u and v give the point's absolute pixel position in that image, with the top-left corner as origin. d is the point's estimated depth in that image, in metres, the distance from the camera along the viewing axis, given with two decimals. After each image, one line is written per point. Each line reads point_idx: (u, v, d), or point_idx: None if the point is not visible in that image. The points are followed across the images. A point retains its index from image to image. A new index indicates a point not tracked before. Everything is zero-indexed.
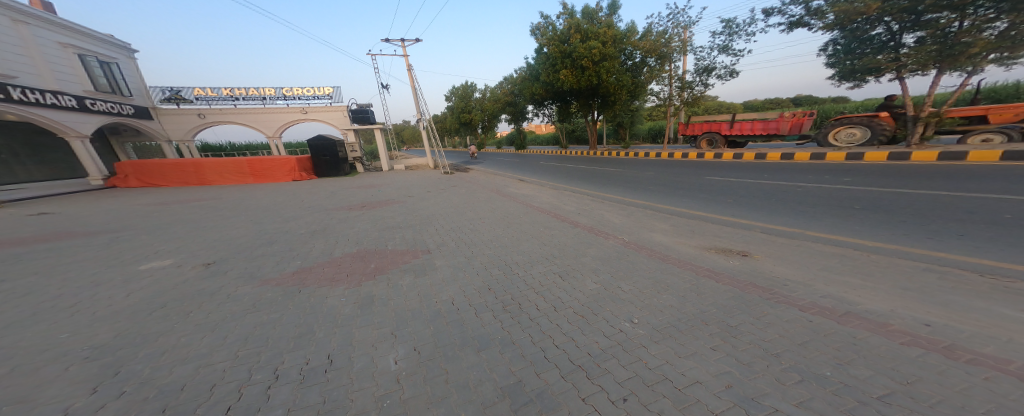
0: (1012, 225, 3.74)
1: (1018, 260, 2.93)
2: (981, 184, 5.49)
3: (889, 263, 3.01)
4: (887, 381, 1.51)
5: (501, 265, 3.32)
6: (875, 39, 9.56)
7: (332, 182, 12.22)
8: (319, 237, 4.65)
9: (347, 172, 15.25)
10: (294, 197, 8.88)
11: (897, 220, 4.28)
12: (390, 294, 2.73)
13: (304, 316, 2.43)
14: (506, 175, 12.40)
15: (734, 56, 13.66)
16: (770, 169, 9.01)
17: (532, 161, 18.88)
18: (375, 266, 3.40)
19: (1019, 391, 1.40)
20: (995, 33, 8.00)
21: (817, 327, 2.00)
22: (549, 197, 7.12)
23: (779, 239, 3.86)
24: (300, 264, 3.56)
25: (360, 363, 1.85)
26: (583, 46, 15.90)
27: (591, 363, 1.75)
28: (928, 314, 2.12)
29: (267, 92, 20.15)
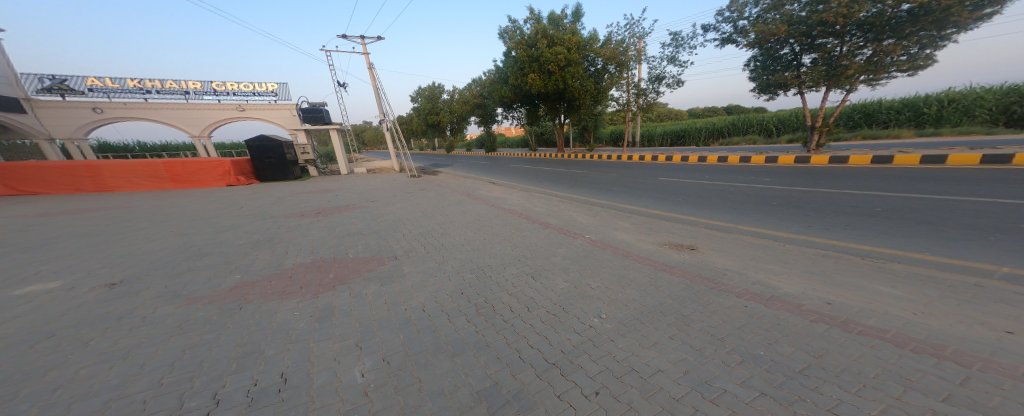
0: (892, 215, 4.47)
1: (893, 244, 3.52)
2: (874, 183, 6.49)
3: (805, 251, 3.44)
4: (804, 355, 1.72)
5: (473, 268, 3.28)
6: (784, 59, 10.92)
7: (279, 187, 11.28)
8: (261, 247, 4.25)
9: (297, 176, 14.15)
10: (231, 204, 8.05)
11: (811, 213, 4.91)
12: (353, 304, 2.58)
13: (247, 334, 2.20)
14: (476, 178, 12.33)
15: (680, 66, 14.91)
16: (715, 171, 9.91)
17: (501, 163, 18.92)
18: (333, 276, 3.18)
19: (895, 356, 1.68)
20: (864, 58, 9.59)
21: (752, 311, 2.24)
22: (519, 199, 7.20)
23: (719, 234, 4.25)
24: (239, 279, 3.21)
25: (321, 379, 1.72)
26: (549, 51, 16.31)
27: (564, 360, 1.79)
28: (830, 294, 2.47)
29: (192, 86, 18.05)
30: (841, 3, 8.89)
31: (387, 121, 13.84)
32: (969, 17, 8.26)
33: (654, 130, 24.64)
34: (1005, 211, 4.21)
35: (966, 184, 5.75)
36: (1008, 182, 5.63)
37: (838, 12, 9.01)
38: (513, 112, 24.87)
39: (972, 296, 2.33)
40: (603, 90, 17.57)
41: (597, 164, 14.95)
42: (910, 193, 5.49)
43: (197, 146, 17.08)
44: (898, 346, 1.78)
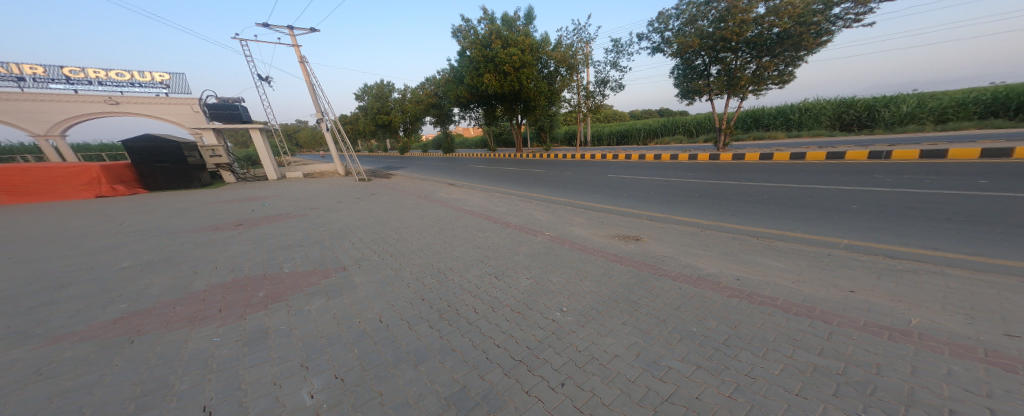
0: (784, 201, 5.39)
1: (783, 225, 4.25)
2: (775, 175, 7.74)
3: (721, 235, 3.99)
4: (725, 328, 1.99)
5: (432, 272, 3.16)
6: (698, 68, 12.42)
7: (186, 196, 9.59)
8: (159, 269, 3.57)
9: (204, 183, 12.17)
10: (118, 217, 6.64)
11: (728, 201, 5.70)
12: (293, 322, 2.30)
13: (146, 370, 1.82)
14: (434, 180, 11.88)
15: (621, 71, 16.18)
16: (654, 167, 10.95)
17: (458, 164, 18.51)
18: (264, 294, 2.80)
19: (785, 320, 2.04)
20: (751, 71, 11.41)
21: (685, 292, 2.52)
22: (477, 200, 7.12)
23: (657, 224, 4.70)
24: (130, 307, 2.67)
25: (259, 407, 1.51)
26: (504, 52, 16.43)
27: (530, 355, 1.82)
28: (738, 271, 2.90)
29: (31, 71, 14.30)
30: (735, 24, 10.48)
31: (331, 121, 12.50)
32: (814, 43, 10.34)
33: (602, 130, 26.33)
34: (856, 195, 5.34)
35: (825, 175, 7.18)
36: (847, 172, 7.20)
37: (732, 30, 10.64)
38: (469, 112, 24.45)
39: (831, 264, 2.94)
40: (556, 92, 18.17)
41: (554, 163, 15.44)
42: (799, 182, 6.67)
43: (42, 147, 13.53)
44: (787, 311, 2.16)
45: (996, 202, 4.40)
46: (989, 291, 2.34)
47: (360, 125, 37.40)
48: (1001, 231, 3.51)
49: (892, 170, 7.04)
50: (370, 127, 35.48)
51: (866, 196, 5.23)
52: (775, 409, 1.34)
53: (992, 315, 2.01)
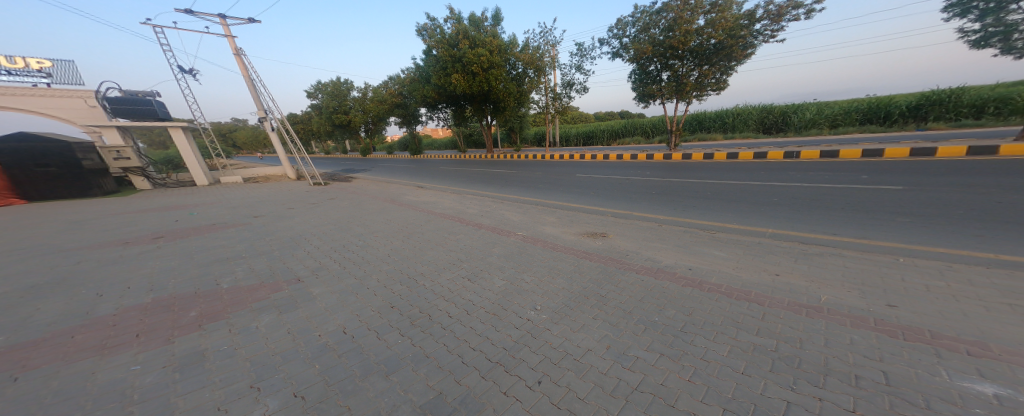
0: (727, 196, 6.00)
1: (725, 218, 4.74)
2: (721, 172, 8.59)
3: (674, 229, 4.33)
4: (681, 316, 2.17)
5: (401, 278, 3.01)
6: (652, 74, 13.32)
7: (87, 206, 8.08)
8: (50, 292, 2.97)
9: (108, 191, 10.32)
10: None
11: (681, 198, 6.20)
12: (237, 341, 2.04)
13: (39, 410, 1.50)
14: (401, 182, 11.35)
15: (585, 74, 16.84)
16: (616, 167, 11.54)
17: (427, 166, 17.83)
18: (198, 312, 2.46)
19: (729, 305, 2.28)
20: (695, 77, 12.51)
21: (647, 284, 2.69)
22: (446, 202, 6.91)
23: (620, 220, 4.97)
24: (11, 338, 2.18)
25: None
26: (472, 52, 16.29)
27: (507, 356, 1.80)
28: (689, 261, 3.17)
29: None
30: (680, 34, 11.50)
31: (278, 120, 11.26)
32: (742, 55, 11.70)
33: (570, 131, 27.15)
34: (783, 190, 6.12)
35: (757, 172, 8.12)
36: (777, 170, 8.21)
37: (678, 40, 11.65)
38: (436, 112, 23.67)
39: (762, 251, 3.34)
40: (524, 93, 18.23)
41: (525, 163, 15.55)
42: (739, 179, 7.47)
43: None
44: (729, 296, 2.41)
45: (882, 194, 5.32)
46: (877, 268, 2.83)
47: (314, 124, 34.55)
48: (884, 217, 4.25)
49: (809, 167, 8.16)
50: (326, 128, 32.90)
51: (790, 190, 6.03)
52: (727, 387, 1.47)
53: (879, 289, 2.43)
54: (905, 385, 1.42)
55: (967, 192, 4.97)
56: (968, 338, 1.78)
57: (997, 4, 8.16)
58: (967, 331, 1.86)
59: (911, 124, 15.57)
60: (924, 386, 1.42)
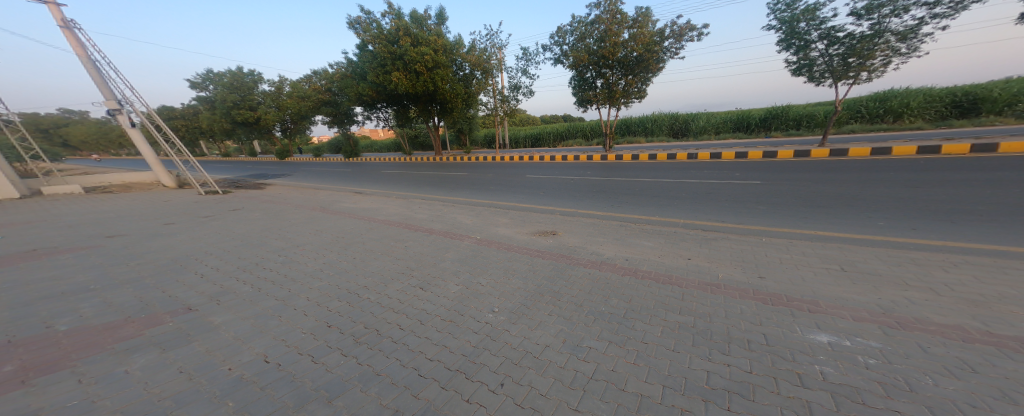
0: (654, 192, 6.81)
1: (652, 211, 5.39)
2: (650, 171, 9.72)
3: (613, 223, 4.74)
4: (622, 303, 2.37)
5: (340, 293, 2.67)
6: (588, 80, 14.44)
7: None
8: None
9: None
10: None
11: (619, 195, 6.83)
12: (99, 392, 1.55)
13: None
14: (334, 188, 10.19)
15: (531, 78, 17.44)
16: (563, 167, 12.13)
17: (362, 169, 16.26)
18: (26, 364, 1.81)
19: (658, 289, 2.59)
20: (622, 85, 13.95)
21: (595, 276, 2.90)
22: (384, 209, 6.41)
23: (568, 218, 5.24)
24: None
25: None
26: (414, 50, 15.45)
27: (467, 362, 1.71)
28: (625, 252, 3.51)
29: None
30: (610, 45, 12.73)
31: (140, 114, 8.97)
32: (656, 68, 13.37)
33: (518, 133, 27.41)
34: (693, 185, 7.21)
35: (675, 171, 9.40)
36: (693, 168, 9.60)
37: (608, 50, 12.90)
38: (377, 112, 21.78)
39: (679, 239, 3.88)
40: (472, 95, 17.79)
41: (474, 165, 15.27)
42: (665, 176, 8.57)
43: None
44: (657, 281, 2.74)
45: (759, 186, 6.67)
46: (759, 246, 3.54)
47: (205, 121, 28.55)
48: (759, 205, 5.33)
49: (716, 166, 9.76)
50: (225, 127, 27.49)
51: (699, 185, 7.15)
52: (665, 365, 1.63)
53: (754, 264, 3.04)
54: (778, 343, 1.81)
55: (813, 184, 6.53)
56: (810, 298, 2.36)
57: (803, 42, 10.86)
58: (811, 292, 2.45)
59: (763, 133, 19.97)
60: (788, 342, 1.83)
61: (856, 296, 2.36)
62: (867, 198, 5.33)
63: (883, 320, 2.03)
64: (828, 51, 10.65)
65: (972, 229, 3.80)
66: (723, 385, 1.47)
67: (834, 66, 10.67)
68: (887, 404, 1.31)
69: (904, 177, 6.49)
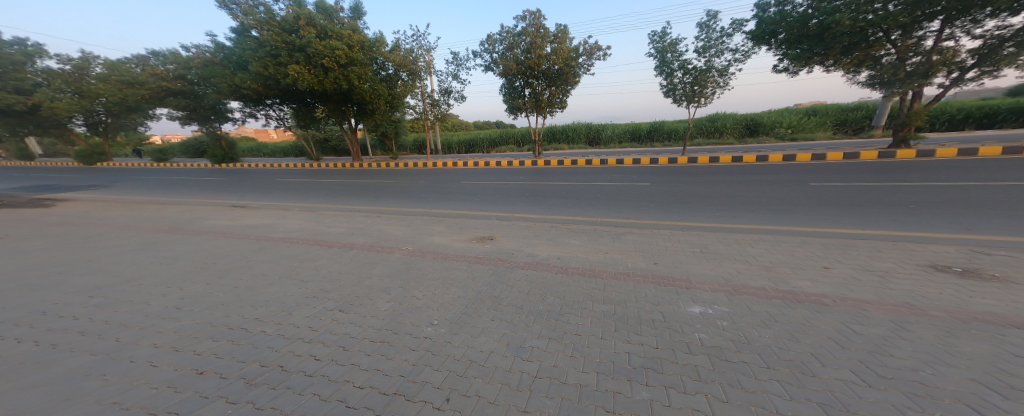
0: (580, 195, 7.40)
1: (578, 212, 5.84)
2: (578, 175, 10.54)
3: (545, 225, 4.99)
4: (556, 300, 2.51)
5: (233, 328, 2.20)
6: (518, 89, 15.03)
7: None
8: None
9: None
10: None
11: (551, 198, 7.21)
12: None
13: None
14: (220, 201, 8.39)
15: (462, 84, 17.14)
16: (496, 173, 12.26)
17: (250, 178, 13.55)
18: None
19: (586, 283, 2.82)
20: (546, 95, 14.85)
21: (531, 277, 3.00)
22: (283, 225, 5.52)
23: (503, 222, 5.32)
24: None
25: None
26: (321, 43, 13.77)
27: (406, 383, 1.57)
28: (555, 251, 3.74)
29: None
30: (534, 57, 13.57)
31: None
32: (574, 81, 14.49)
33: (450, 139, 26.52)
34: (611, 187, 8.09)
35: (597, 175, 10.40)
36: (612, 173, 10.76)
37: (533, 62, 13.73)
38: (273, 108, 18.49)
39: (600, 235, 4.31)
40: (397, 97, 16.56)
41: (397, 172, 14.34)
42: (590, 180, 9.40)
43: None
44: (585, 275, 2.99)
45: (661, 187, 7.86)
46: (662, 237, 4.16)
47: None
48: (661, 203, 6.28)
49: (629, 170, 11.11)
50: None
51: (615, 187, 8.05)
52: (596, 354, 1.77)
53: (651, 253, 3.55)
54: (672, 318, 2.16)
55: (700, 185, 7.96)
56: (689, 276, 2.90)
57: (668, 70, 13.29)
58: (693, 272, 3.00)
59: (647, 143, 23.67)
60: (677, 316, 2.20)
61: (721, 271, 3.01)
62: (734, 195, 6.74)
63: (737, 288, 2.63)
64: (682, 79, 13.26)
65: (782, 214, 5.23)
66: (640, 364, 1.67)
67: (685, 91, 13.35)
68: (739, 358, 1.69)
69: (758, 178, 8.40)
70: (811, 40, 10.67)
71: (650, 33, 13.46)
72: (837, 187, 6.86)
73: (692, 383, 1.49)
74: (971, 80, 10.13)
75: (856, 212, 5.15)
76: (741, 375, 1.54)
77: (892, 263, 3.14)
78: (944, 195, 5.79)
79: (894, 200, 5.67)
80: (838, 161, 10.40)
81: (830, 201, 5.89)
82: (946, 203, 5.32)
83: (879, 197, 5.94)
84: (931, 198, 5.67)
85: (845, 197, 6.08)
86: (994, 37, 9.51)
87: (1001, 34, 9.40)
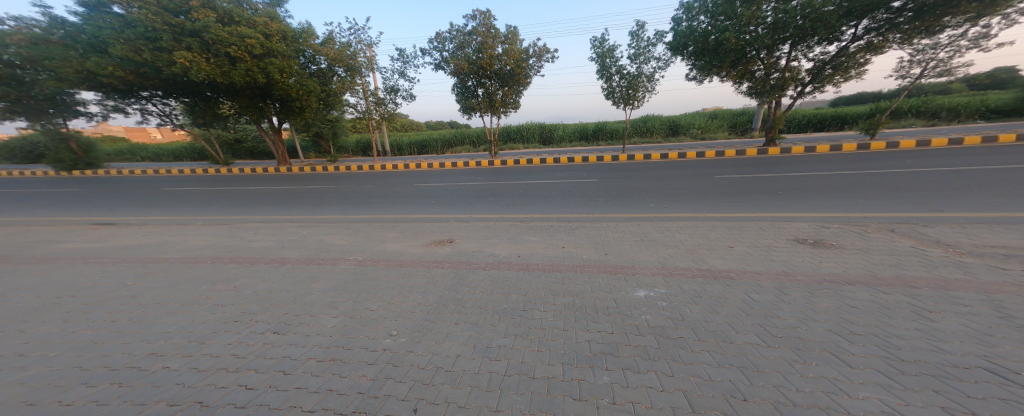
0: (534, 193, 7.55)
1: (534, 210, 5.96)
2: (532, 174, 10.75)
3: (504, 224, 5.00)
4: (519, 297, 2.53)
5: (124, 367, 1.83)
6: (471, 88, 14.91)
7: None
8: None
9: None
10: None
11: (508, 197, 7.25)
12: None
13: None
14: (105, 217, 6.90)
15: (409, 81, 16.22)
16: (449, 174, 11.97)
17: (145, 188, 11.35)
18: None
19: (547, 278, 2.89)
20: (499, 95, 14.88)
21: (493, 277, 2.99)
22: (185, 243, 4.73)
23: (461, 224, 5.21)
24: None
25: None
26: (224, 29, 12.01)
27: (366, 399, 1.46)
28: (514, 249, 3.78)
29: None
30: (486, 57, 13.49)
31: None
32: (525, 81, 14.69)
33: (401, 140, 25.03)
34: (562, 185, 8.41)
35: (549, 173, 10.74)
36: (563, 170, 11.18)
37: (485, 61, 13.66)
38: (152, 102, 15.75)
39: (556, 231, 4.46)
40: (333, 94, 15.23)
41: (336, 176, 13.16)
42: (544, 178, 9.67)
43: None
44: (545, 271, 3.07)
45: (606, 183, 8.38)
46: (613, 229, 4.43)
47: None
48: (608, 198, 6.68)
49: (579, 168, 11.65)
50: None
51: (567, 185, 8.37)
52: (559, 345, 1.83)
53: (602, 245, 3.77)
54: (623, 304, 2.33)
55: (640, 179, 8.67)
56: (635, 263, 3.14)
57: (607, 75, 14.26)
58: (640, 260, 3.24)
59: (594, 142, 25.05)
60: (627, 301, 2.37)
61: (661, 256, 3.31)
62: (669, 188, 7.45)
63: (676, 270, 2.91)
64: (618, 83, 14.32)
65: (702, 202, 5.94)
66: (600, 350, 1.77)
67: (619, 94, 14.47)
68: (678, 334, 1.89)
69: (688, 172, 9.40)
70: (710, 54, 12.34)
71: (591, 38, 14.26)
72: (749, 178, 7.98)
73: (644, 362, 1.62)
74: (808, 93, 12.44)
75: (758, 198, 6.06)
76: (681, 349, 1.72)
77: (771, 238, 3.78)
78: (822, 181, 7.07)
79: (783, 188, 6.79)
80: (746, 157, 12.11)
81: (745, 190, 6.81)
82: (823, 188, 6.51)
83: (777, 185, 7.05)
84: (810, 184, 6.89)
85: (755, 186, 7.10)
86: (819, 60, 11.72)
87: (822, 59, 11.71)
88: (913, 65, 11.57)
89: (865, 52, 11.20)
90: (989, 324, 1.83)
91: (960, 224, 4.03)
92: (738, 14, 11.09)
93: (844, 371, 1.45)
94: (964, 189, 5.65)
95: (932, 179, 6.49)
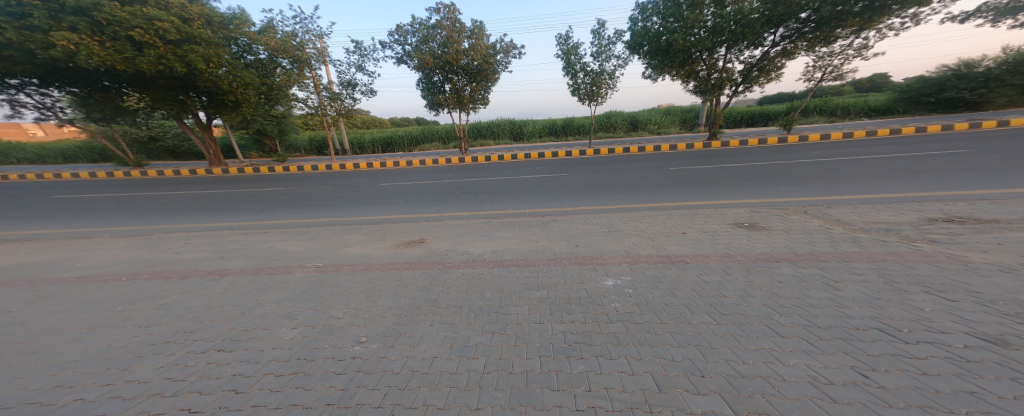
0: (504, 189, 7.53)
1: (503, 206, 5.96)
2: (501, 170, 10.70)
3: (476, 221, 4.96)
4: (496, 294, 2.54)
5: (20, 404, 1.58)
6: (436, 84, 14.54)
7: None
8: None
9: None
10: None
11: (478, 194, 7.18)
12: None
13: None
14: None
15: (369, 76, 15.31)
16: (414, 173, 11.60)
17: (48, 195, 9.77)
18: None
19: (522, 273, 2.92)
20: (466, 90, 14.59)
21: (467, 275, 2.96)
22: (102, 258, 4.15)
23: (431, 223, 5.09)
24: None
25: None
26: (130, 10, 10.67)
27: (336, 409, 1.40)
28: (486, 246, 3.76)
29: None
30: (452, 51, 13.18)
31: None
32: (493, 76, 14.52)
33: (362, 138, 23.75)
34: (530, 180, 8.48)
35: (515, 169, 10.81)
36: (530, 166, 11.29)
37: (450, 56, 13.35)
38: (24, 91, 13.56)
39: (528, 226, 4.49)
40: (278, 88, 14.01)
41: (289, 178, 12.24)
42: (513, 174, 9.68)
43: None
44: (518, 266, 3.09)
45: (573, 177, 8.58)
46: (582, 221, 4.56)
47: None
48: (575, 192, 6.84)
49: (545, 163, 11.83)
50: None
51: (535, 180, 8.44)
52: (534, 339, 1.86)
53: (573, 237, 3.87)
54: (593, 293, 2.41)
55: (604, 173, 8.97)
56: (602, 254, 3.26)
57: (572, 71, 14.57)
58: (609, 251, 3.36)
59: (563, 137, 25.50)
60: (596, 290, 2.46)
61: (627, 246, 3.46)
62: (632, 180, 7.78)
63: (642, 258, 3.07)
64: (582, 80, 14.69)
65: (660, 193, 6.28)
66: (574, 340, 1.82)
67: (583, 91, 14.87)
68: (643, 319, 1.99)
69: (648, 165, 9.88)
70: (661, 54, 13.03)
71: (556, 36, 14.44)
72: (703, 169, 8.56)
73: (615, 348, 1.70)
74: (740, 93, 13.59)
75: (710, 188, 6.52)
76: (647, 333, 1.82)
77: (716, 224, 4.10)
78: (764, 171, 7.76)
79: (732, 177, 7.36)
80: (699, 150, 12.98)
81: (700, 180, 7.29)
82: (765, 176, 7.15)
83: (726, 175, 7.63)
84: (754, 174, 7.55)
85: (709, 176, 7.63)
86: (748, 63, 12.84)
87: (750, 61, 12.82)
88: (815, 70, 13.03)
89: (782, 57, 12.44)
90: (882, 289, 2.14)
91: (861, 204, 4.66)
92: (684, 16, 11.83)
93: (778, 342, 1.62)
94: (870, 174, 6.51)
95: (849, 167, 7.38)
